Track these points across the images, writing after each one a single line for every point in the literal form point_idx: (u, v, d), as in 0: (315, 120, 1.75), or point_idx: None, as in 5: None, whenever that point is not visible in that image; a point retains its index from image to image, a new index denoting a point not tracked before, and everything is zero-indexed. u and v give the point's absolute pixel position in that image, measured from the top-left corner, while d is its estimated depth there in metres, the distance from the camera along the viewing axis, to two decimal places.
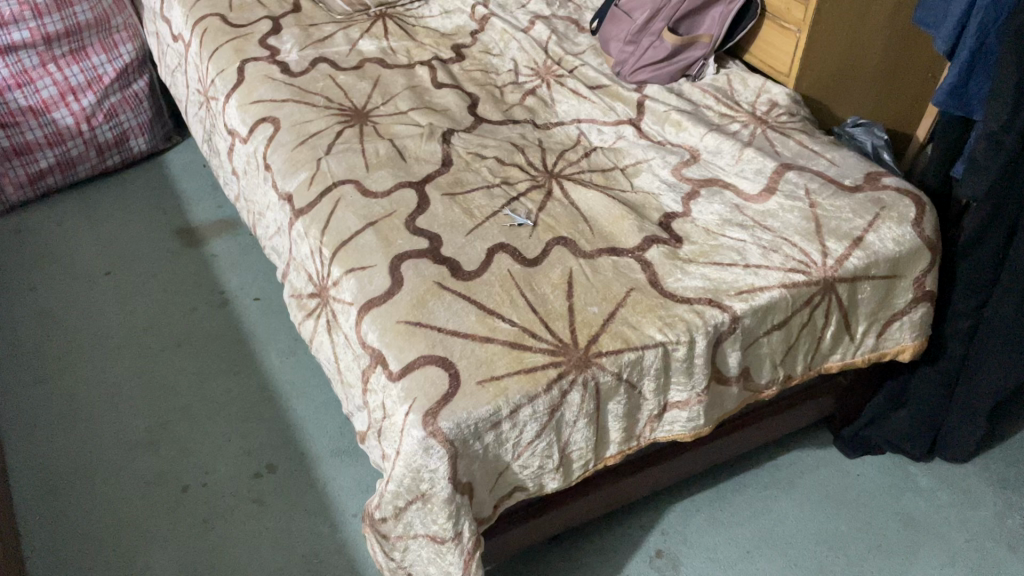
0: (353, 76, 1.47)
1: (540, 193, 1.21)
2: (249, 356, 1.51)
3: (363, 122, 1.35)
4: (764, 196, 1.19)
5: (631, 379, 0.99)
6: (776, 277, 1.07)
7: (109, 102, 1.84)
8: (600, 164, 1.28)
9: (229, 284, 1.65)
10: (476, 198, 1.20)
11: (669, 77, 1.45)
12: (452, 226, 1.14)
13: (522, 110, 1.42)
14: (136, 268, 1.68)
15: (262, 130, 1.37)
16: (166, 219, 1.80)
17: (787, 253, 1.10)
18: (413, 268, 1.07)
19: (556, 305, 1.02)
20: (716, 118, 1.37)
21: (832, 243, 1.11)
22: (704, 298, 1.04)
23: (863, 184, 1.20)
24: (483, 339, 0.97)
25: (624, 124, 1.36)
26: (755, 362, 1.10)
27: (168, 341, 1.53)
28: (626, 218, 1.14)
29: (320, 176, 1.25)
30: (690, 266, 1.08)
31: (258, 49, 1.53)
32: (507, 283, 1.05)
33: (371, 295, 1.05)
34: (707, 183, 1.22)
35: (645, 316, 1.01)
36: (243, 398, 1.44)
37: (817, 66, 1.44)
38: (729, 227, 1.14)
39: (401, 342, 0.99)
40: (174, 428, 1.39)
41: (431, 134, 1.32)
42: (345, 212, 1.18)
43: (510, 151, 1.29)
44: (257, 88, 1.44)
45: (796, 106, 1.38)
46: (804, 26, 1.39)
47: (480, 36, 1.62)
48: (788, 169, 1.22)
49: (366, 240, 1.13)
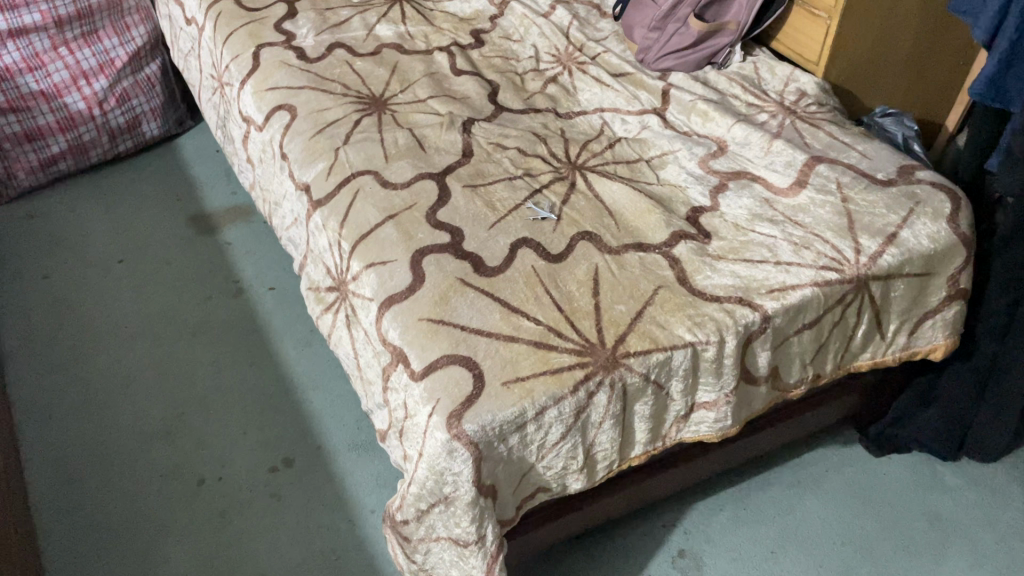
0: (371, 62, 1.44)
1: (563, 185, 1.18)
2: (265, 346, 1.48)
3: (382, 111, 1.32)
4: (794, 190, 1.16)
5: (659, 379, 0.97)
6: (808, 275, 1.04)
7: (121, 86, 1.81)
8: (625, 156, 1.24)
9: (244, 272, 1.62)
10: (499, 190, 1.17)
11: (694, 65, 1.41)
12: (474, 220, 1.12)
13: (544, 98, 1.38)
14: (150, 255, 1.65)
15: (279, 118, 1.34)
16: (180, 205, 1.77)
17: (819, 250, 1.07)
18: (435, 263, 1.05)
19: (582, 303, 0.99)
20: (744, 108, 1.34)
21: (865, 240, 1.08)
22: (734, 296, 1.01)
23: (896, 178, 1.17)
24: (507, 338, 0.95)
25: (649, 114, 1.33)
26: (784, 362, 1.07)
27: (183, 330, 1.51)
28: (653, 212, 1.11)
29: (339, 166, 1.22)
30: (719, 262, 1.05)
31: (273, 34, 1.50)
32: (531, 279, 1.02)
33: (392, 291, 1.03)
34: (736, 176, 1.19)
35: (674, 315, 0.99)
36: (259, 390, 1.41)
37: (846, 54, 1.40)
38: (759, 222, 1.11)
39: (424, 340, 0.96)
40: (190, 419, 1.36)
41: (451, 124, 1.29)
42: (365, 204, 1.15)
43: (532, 141, 1.26)
44: (273, 75, 1.41)
45: (825, 96, 1.35)
46: (834, 13, 1.35)
47: (500, 21, 1.58)
48: (819, 162, 1.18)
49: (386, 234, 1.10)
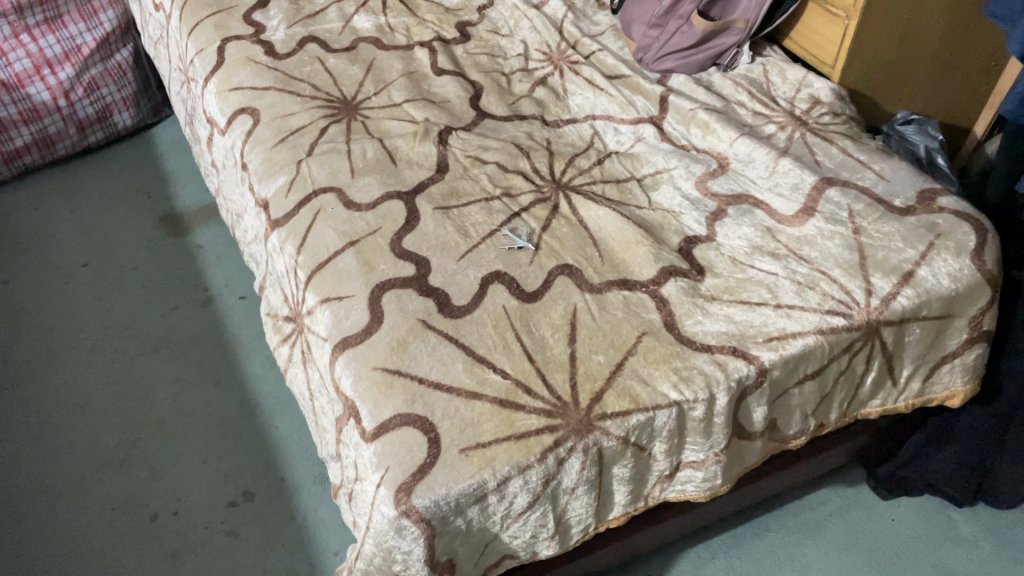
0: (344, 60, 1.32)
1: (544, 208, 1.07)
2: (231, 364, 1.39)
3: (352, 116, 1.21)
4: (800, 218, 1.04)
5: (640, 442, 0.86)
6: (811, 321, 0.93)
7: (90, 75, 1.70)
8: (614, 174, 1.12)
9: (214, 280, 1.53)
10: (473, 213, 1.06)
11: (697, 66, 1.29)
12: (443, 248, 1.01)
13: (530, 102, 1.26)
14: (116, 259, 1.56)
15: (240, 123, 1.23)
16: (151, 203, 1.67)
17: (825, 291, 0.95)
18: (395, 301, 0.94)
19: (557, 353, 0.89)
20: (749, 117, 1.21)
21: (877, 280, 0.97)
22: (727, 346, 0.90)
23: (915, 206, 1.05)
24: (469, 395, 0.85)
25: (644, 123, 1.21)
26: (784, 414, 0.96)
27: (146, 345, 1.42)
28: (641, 243, 1.00)
29: (299, 182, 1.11)
30: (712, 304, 0.94)
31: (241, 26, 1.38)
32: (501, 323, 0.92)
33: (347, 332, 0.93)
34: (736, 200, 1.07)
35: (659, 369, 0.88)
36: (222, 413, 1.32)
37: (865, 57, 1.27)
38: (759, 255, 1.00)
39: (377, 394, 0.86)
40: (146, 445, 1.27)
41: (425, 134, 1.17)
42: (324, 227, 1.05)
43: (514, 155, 1.15)
44: (236, 73, 1.30)
45: (840, 104, 1.23)
46: (853, 13, 1.21)
47: (489, 13, 1.45)
48: (829, 185, 1.07)
49: (345, 264, 0.99)
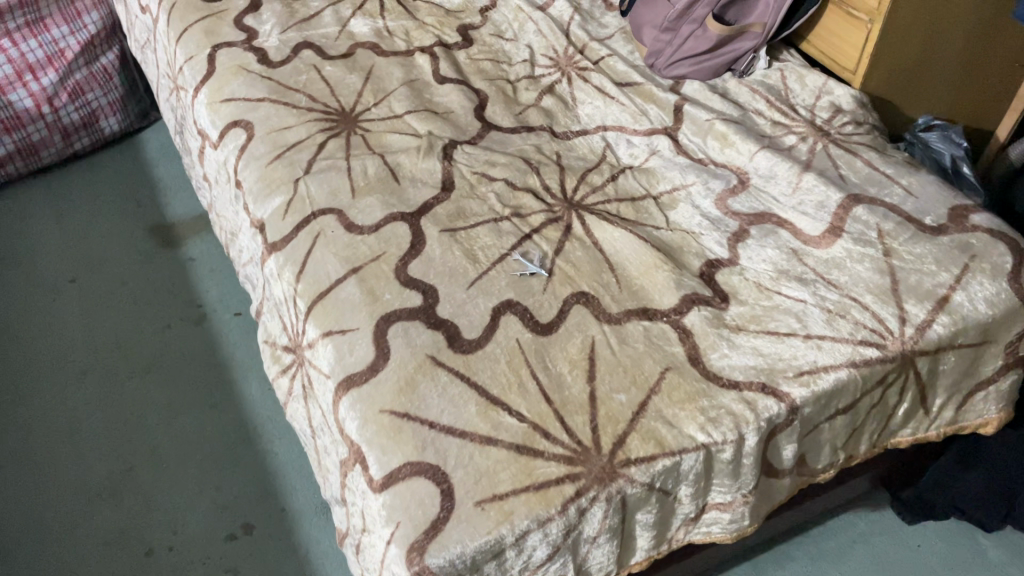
0: (342, 67, 1.26)
1: (557, 229, 1.02)
2: (227, 385, 1.33)
3: (351, 129, 1.15)
4: (827, 239, 0.98)
5: (665, 486, 0.81)
6: (843, 353, 0.88)
7: (74, 79, 1.63)
8: (629, 191, 1.07)
9: (207, 295, 1.47)
10: (481, 236, 1.00)
11: (711, 72, 1.23)
12: (451, 275, 0.95)
13: (537, 112, 1.20)
14: (104, 274, 1.50)
15: (233, 137, 1.17)
16: (140, 214, 1.61)
17: (856, 320, 0.90)
18: (402, 335, 0.89)
19: (575, 392, 0.83)
20: (768, 127, 1.16)
21: (910, 307, 0.91)
22: (755, 382, 0.85)
23: (947, 224, 1.00)
24: (484, 440, 0.79)
25: (658, 134, 1.15)
26: (813, 449, 0.92)
27: (136, 366, 1.36)
28: (661, 268, 0.95)
29: (297, 203, 1.05)
30: (738, 335, 0.89)
31: (232, 32, 1.32)
32: (515, 358, 0.86)
33: (351, 370, 0.87)
34: (758, 219, 1.02)
35: (684, 409, 0.83)
36: (218, 439, 1.26)
37: (888, 62, 1.21)
38: (785, 280, 0.94)
39: (385, 440, 0.81)
40: (139, 475, 1.22)
41: (429, 149, 1.11)
42: (324, 252, 0.99)
43: (523, 170, 1.09)
44: (228, 83, 1.23)
45: (863, 112, 1.18)
46: (877, 16, 1.15)
47: (492, 15, 1.39)
48: (856, 203, 1.01)
49: (347, 294, 0.94)
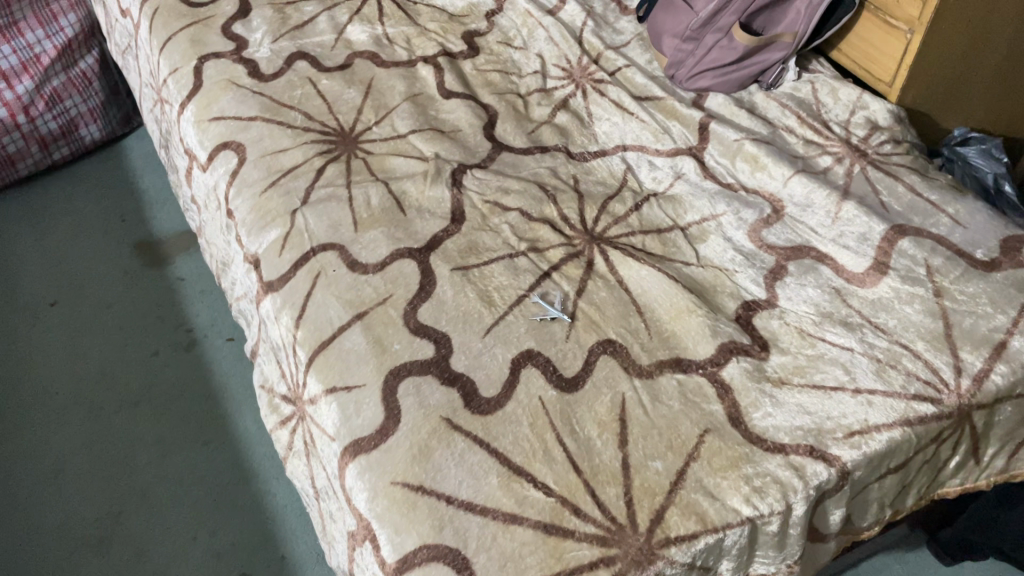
0: (340, 81, 1.17)
1: (578, 265, 0.94)
2: (220, 419, 1.26)
3: (352, 151, 1.07)
4: (872, 277, 0.91)
5: (706, 564, 0.73)
6: (896, 409, 0.80)
7: (51, 86, 1.53)
8: (655, 221, 0.99)
9: (197, 319, 1.39)
10: (496, 274, 0.92)
11: (737, 85, 1.15)
12: (465, 322, 0.87)
13: (551, 130, 1.12)
14: (87, 297, 1.41)
15: (224, 160, 1.08)
16: (124, 230, 1.52)
17: (908, 370, 0.83)
18: (413, 393, 0.81)
19: (607, 460, 0.76)
20: (800, 146, 1.08)
21: (966, 355, 0.84)
22: (803, 445, 0.77)
23: (1000, 259, 0.92)
24: (507, 518, 0.72)
25: (682, 155, 1.07)
26: (860, 509, 0.84)
27: (123, 399, 1.28)
28: (694, 312, 0.87)
29: (295, 237, 0.97)
30: (781, 390, 0.81)
31: (220, 41, 1.22)
32: (539, 421, 0.78)
33: (358, 433, 0.79)
34: (796, 253, 0.94)
35: (726, 478, 0.75)
36: (212, 479, 1.19)
37: (927, 75, 1.13)
38: (829, 324, 0.87)
39: (397, 517, 0.73)
40: (130, 520, 1.14)
41: (436, 174, 1.03)
42: (326, 295, 0.91)
43: (539, 198, 1.01)
44: (218, 99, 1.14)
45: (900, 129, 1.10)
46: (918, 26, 1.07)
47: (498, 19, 1.30)
48: (902, 235, 0.94)
49: (352, 344, 0.86)
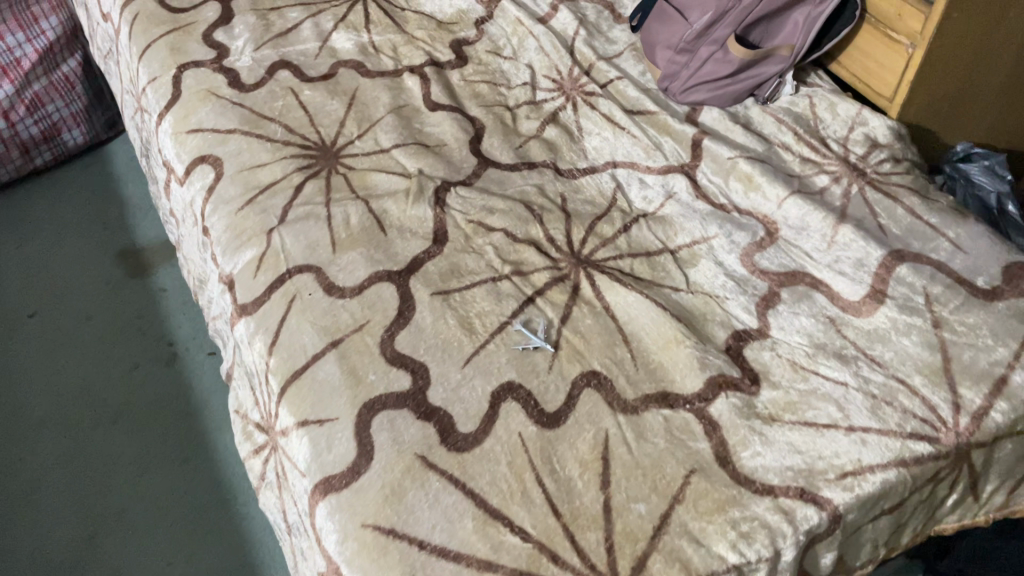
0: (322, 91, 1.13)
1: (563, 290, 0.90)
2: (199, 437, 1.23)
3: (333, 166, 1.03)
4: (869, 306, 0.87)
5: None
6: (891, 449, 0.76)
7: (32, 91, 1.50)
8: (644, 244, 0.95)
9: (179, 331, 1.36)
10: (478, 299, 0.89)
11: (732, 99, 1.11)
12: (444, 351, 0.84)
13: (539, 145, 1.08)
14: (68, 308, 1.38)
15: (200, 175, 1.05)
16: (107, 238, 1.49)
17: (904, 407, 0.79)
18: (387, 428, 0.77)
19: (588, 502, 0.72)
20: (796, 165, 1.04)
21: (965, 391, 0.80)
22: (793, 487, 0.74)
23: (1002, 288, 0.88)
24: (481, 565, 0.68)
25: (674, 173, 1.04)
26: (853, 550, 0.80)
27: (101, 416, 1.24)
28: (682, 343, 0.84)
29: (270, 258, 0.93)
30: (771, 428, 0.78)
31: (200, 49, 1.19)
32: (518, 459, 0.75)
33: (329, 470, 0.76)
34: (790, 279, 0.91)
35: (712, 522, 0.72)
36: (190, 499, 1.16)
37: (929, 90, 1.09)
38: (823, 357, 0.83)
39: (367, 562, 0.70)
40: (105, 542, 1.11)
41: (419, 192, 1.00)
42: (300, 320, 0.87)
43: (525, 218, 0.98)
44: (196, 110, 1.11)
45: (901, 146, 1.06)
46: (919, 41, 1.03)
47: (488, 27, 1.26)
48: (900, 261, 0.90)
49: (325, 375, 0.82)
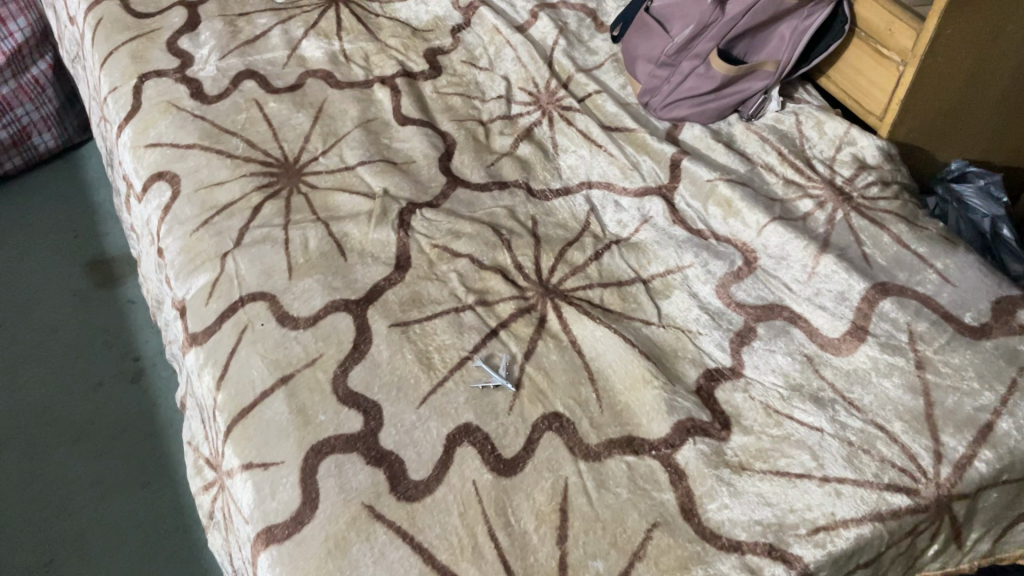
0: (288, 103, 1.09)
1: (528, 322, 0.86)
2: (163, 458, 1.18)
3: (294, 184, 0.99)
4: (849, 343, 0.83)
5: None
6: (867, 501, 0.72)
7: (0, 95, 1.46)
8: (615, 273, 0.91)
9: (147, 347, 1.32)
10: (438, 332, 0.85)
11: (715, 115, 1.07)
12: (399, 389, 0.80)
13: (512, 163, 1.04)
14: (33, 321, 1.34)
15: (157, 193, 1.00)
16: (77, 247, 1.45)
17: (882, 456, 0.75)
18: (335, 474, 0.73)
19: (543, 559, 0.68)
20: (780, 187, 1.00)
21: (947, 439, 0.76)
22: (761, 543, 0.69)
23: (990, 325, 0.83)
24: None
25: (651, 196, 0.99)
26: None
27: (62, 434, 1.20)
28: (649, 383, 0.80)
29: (223, 284, 0.89)
30: (741, 477, 0.74)
31: (163, 57, 1.14)
32: (470, 510, 0.71)
33: (273, 519, 0.72)
34: (767, 313, 0.87)
35: None
36: (151, 524, 1.11)
37: (921, 109, 1.04)
38: (798, 400, 0.79)
39: None
40: (60, 570, 1.06)
41: (383, 214, 0.95)
42: (250, 353, 0.83)
43: (492, 242, 0.93)
44: (155, 123, 1.06)
45: (890, 168, 1.01)
46: (910, 58, 0.98)
47: (464, 36, 1.22)
48: (883, 295, 0.86)
49: (274, 414, 0.78)
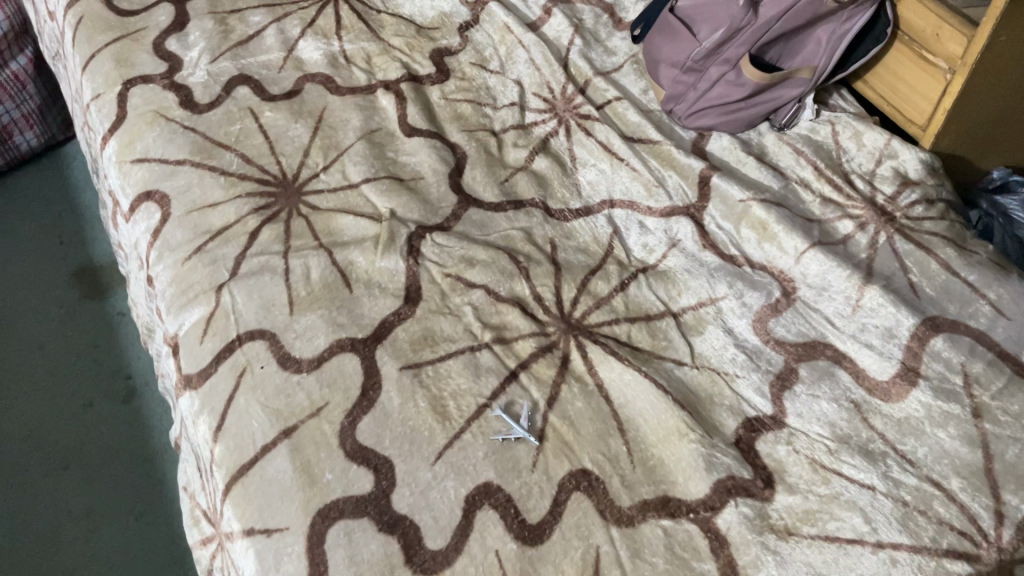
0: (285, 112, 1.01)
1: (550, 363, 0.79)
2: (158, 487, 1.12)
3: (294, 205, 0.91)
4: (899, 387, 0.77)
5: None
6: (925, 571, 0.65)
7: None
8: (643, 305, 0.84)
9: (139, 364, 1.25)
10: (453, 375, 0.78)
11: (744, 124, 1.00)
12: (412, 443, 0.73)
13: (528, 179, 0.96)
14: (18, 337, 1.27)
15: (145, 214, 0.93)
16: (64, 255, 1.38)
17: (941, 518, 0.68)
18: (345, 543, 0.67)
19: None
20: (817, 207, 0.93)
21: (1009, 498, 0.70)
22: None
23: None
24: None
25: (678, 216, 0.93)
26: None
27: (48, 461, 1.14)
28: (685, 436, 0.73)
29: (218, 321, 0.82)
30: (787, 543, 0.67)
31: (150, 60, 1.06)
32: None
33: None
34: (809, 352, 0.81)
35: None
36: (145, 561, 1.05)
37: (967, 119, 0.97)
38: (847, 454, 0.73)
39: None
40: None
41: (389, 240, 0.88)
42: (249, 401, 0.76)
43: (509, 271, 0.86)
44: (142, 136, 0.98)
45: (935, 184, 0.94)
46: (960, 67, 0.91)
47: (472, 35, 1.14)
48: (934, 332, 0.79)
49: (276, 472, 0.72)
